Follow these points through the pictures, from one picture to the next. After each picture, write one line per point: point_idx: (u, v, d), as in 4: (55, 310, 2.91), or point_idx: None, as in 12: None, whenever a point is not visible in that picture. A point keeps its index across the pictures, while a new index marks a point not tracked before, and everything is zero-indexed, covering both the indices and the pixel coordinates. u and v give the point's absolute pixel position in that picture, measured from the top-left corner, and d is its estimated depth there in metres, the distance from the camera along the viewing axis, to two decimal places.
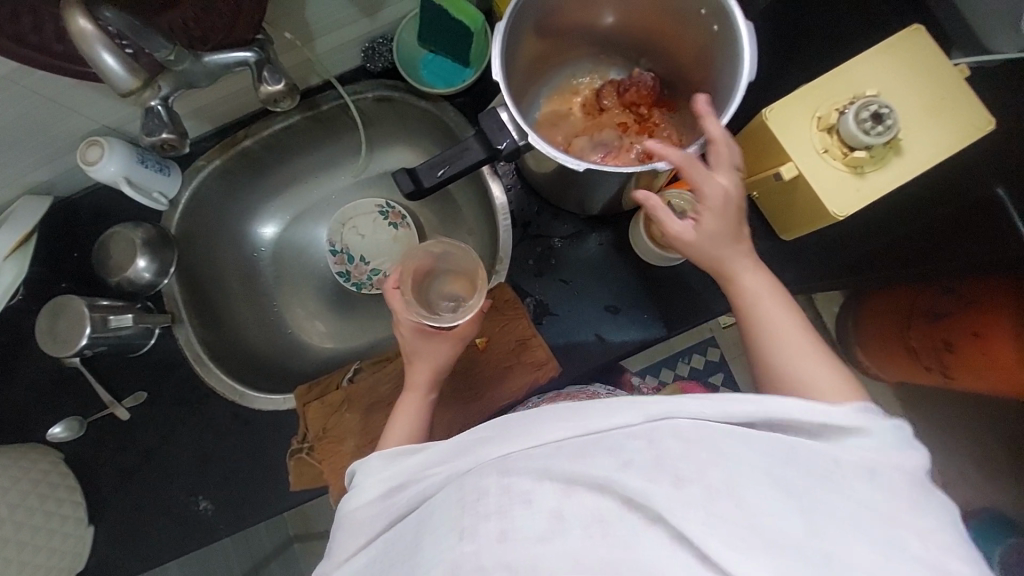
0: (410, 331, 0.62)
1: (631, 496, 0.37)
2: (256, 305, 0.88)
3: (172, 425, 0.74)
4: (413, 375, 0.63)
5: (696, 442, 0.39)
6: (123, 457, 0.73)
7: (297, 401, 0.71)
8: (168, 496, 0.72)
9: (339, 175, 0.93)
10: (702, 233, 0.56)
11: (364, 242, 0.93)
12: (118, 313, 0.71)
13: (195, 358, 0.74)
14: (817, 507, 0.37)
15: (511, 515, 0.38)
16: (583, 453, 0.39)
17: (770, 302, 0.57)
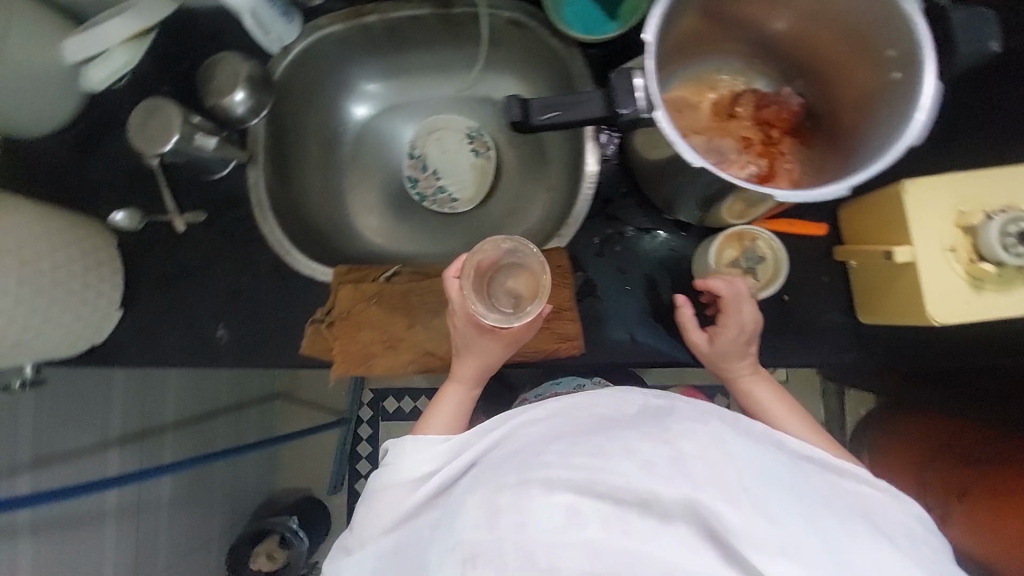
0: (463, 323, 0.64)
1: (647, 487, 0.46)
2: (325, 176, 0.90)
3: (217, 253, 0.78)
4: (460, 367, 0.66)
5: (694, 441, 0.48)
6: (167, 264, 0.78)
7: (334, 278, 0.73)
8: (194, 313, 0.77)
9: (445, 83, 0.92)
10: (717, 346, 0.63)
11: (442, 158, 0.93)
12: (204, 134, 0.73)
13: (257, 201, 0.77)
14: (813, 520, 0.45)
15: (534, 500, 0.46)
16: (595, 450, 0.49)
17: (766, 389, 0.64)
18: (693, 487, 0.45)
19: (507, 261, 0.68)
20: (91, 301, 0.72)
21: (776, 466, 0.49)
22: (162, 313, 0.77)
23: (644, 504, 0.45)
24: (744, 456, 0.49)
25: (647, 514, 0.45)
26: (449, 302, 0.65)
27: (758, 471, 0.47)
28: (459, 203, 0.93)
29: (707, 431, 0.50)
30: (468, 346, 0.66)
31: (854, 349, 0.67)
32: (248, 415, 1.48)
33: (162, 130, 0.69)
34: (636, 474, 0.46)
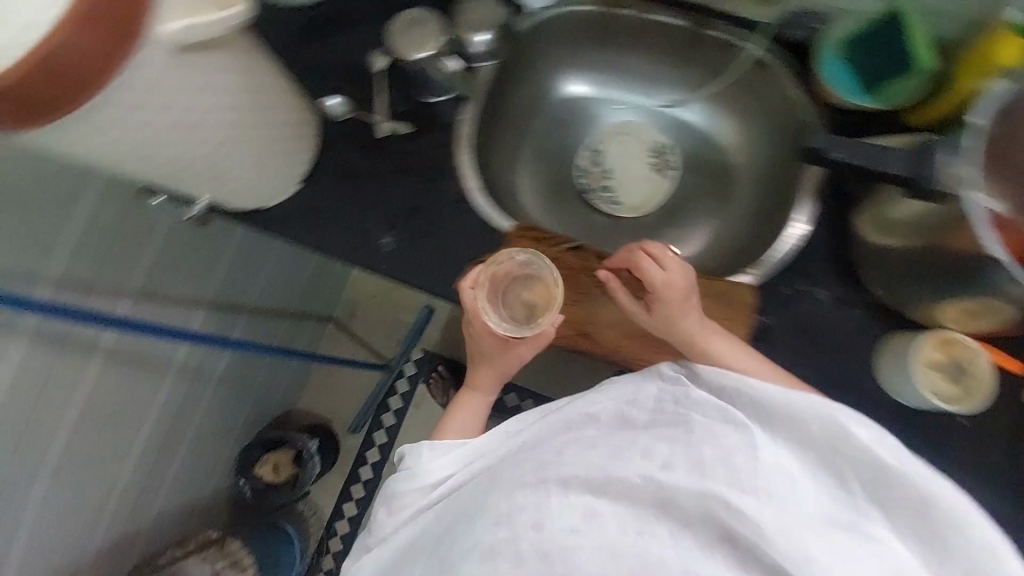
0: (485, 331, 0.74)
1: (659, 481, 0.56)
2: (512, 134, 0.93)
3: (405, 167, 0.81)
4: (483, 377, 0.78)
5: (706, 445, 0.58)
6: (356, 159, 0.81)
7: (512, 229, 0.76)
8: (367, 214, 0.80)
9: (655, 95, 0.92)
10: (671, 321, 0.68)
11: (622, 162, 0.95)
12: (449, 58, 0.75)
13: (461, 135, 0.80)
14: (830, 518, 0.53)
15: (546, 503, 0.58)
16: (605, 458, 0.60)
17: (742, 356, 0.66)
18: (705, 481, 0.54)
19: (522, 272, 0.75)
20: (286, 167, 0.75)
21: (787, 463, 0.57)
22: (336, 202, 0.81)
23: (663, 500, 0.55)
24: (765, 458, 0.56)
25: (662, 518, 0.55)
26: (467, 307, 0.73)
27: (779, 475, 0.55)
28: (620, 207, 0.94)
29: (714, 432, 0.59)
30: (489, 357, 0.77)
31: (981, 481, 0.67)
32: (306, 325, 1.50)
33: (424, 41, 0.73)
34: (642, 476, 0.57)
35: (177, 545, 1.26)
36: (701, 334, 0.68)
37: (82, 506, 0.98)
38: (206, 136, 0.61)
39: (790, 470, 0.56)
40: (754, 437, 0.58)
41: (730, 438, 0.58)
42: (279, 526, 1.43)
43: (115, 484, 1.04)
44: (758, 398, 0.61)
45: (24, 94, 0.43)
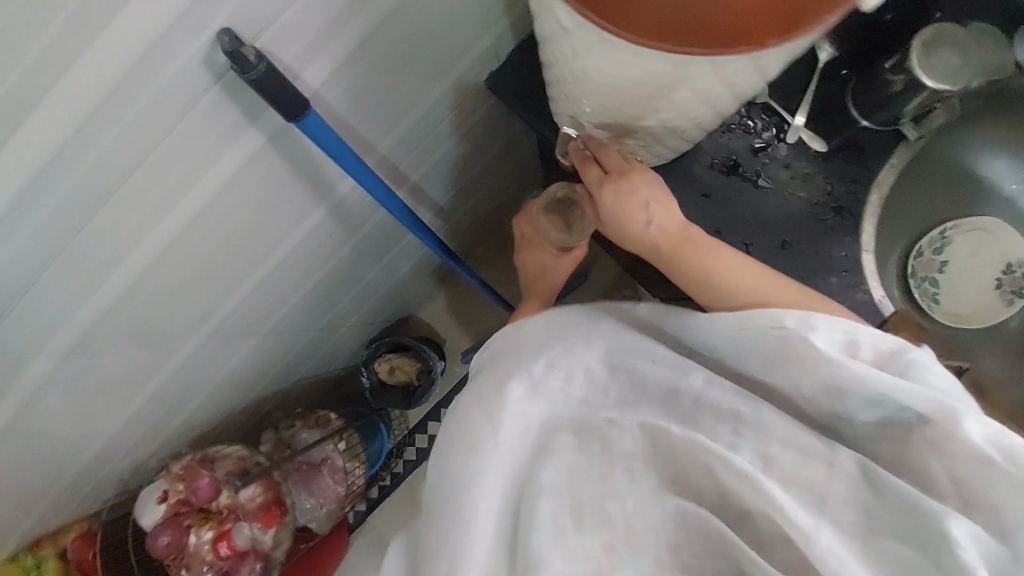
0: (533, 257, 0.82)
1: (710, 470, 0.54)
2: (909, 184, 0.74)
3: (796, 191, 0.68)
4: (540, 289, 0.83)
5: (783, 444, 0.53)
6: (743, 157, 0.68)
7: (897, 316, 0.65)
8: (733, 224, 0.68)
9: None
10: (644, 226, 0.63)
11: (963, 262, 0.83)
12: (943, 94, 0.62)
13: (882, 180, 0.67)
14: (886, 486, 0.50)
15: (573, 457, 0.59)
16: (674, 445, 0.56)
17: (726, 264, 0.60)
18: (777, 487, 0.51)
19: (562, 205, 0.77)
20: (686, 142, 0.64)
21: (852, 459, 0.52)
22: (703, 194, 0.68)
23: (727, 479, 0.53)
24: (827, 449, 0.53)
25: (690, 451, 0.55)
26: (519, 243, 0.84)
27: (844, 475, 0.51)
28: (936, 308, 0.84)
29: (787, 426, 0.54)
30: (540, 275, 0.83)
31: None
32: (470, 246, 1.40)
33: (933, 71, 0.60)
34: (725, 479, 0.53)
35: (294, 414, 1.21)
36: (647, 221, 0.63)
37: (263, 361, 0.93)
38: (687, 107, 0.52)
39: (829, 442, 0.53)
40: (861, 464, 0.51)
41: (780, 434, 0.54)
42: (373, 420, 1.30)
43: (289, 348, 0.98)
44: (804, 342, 0.53)
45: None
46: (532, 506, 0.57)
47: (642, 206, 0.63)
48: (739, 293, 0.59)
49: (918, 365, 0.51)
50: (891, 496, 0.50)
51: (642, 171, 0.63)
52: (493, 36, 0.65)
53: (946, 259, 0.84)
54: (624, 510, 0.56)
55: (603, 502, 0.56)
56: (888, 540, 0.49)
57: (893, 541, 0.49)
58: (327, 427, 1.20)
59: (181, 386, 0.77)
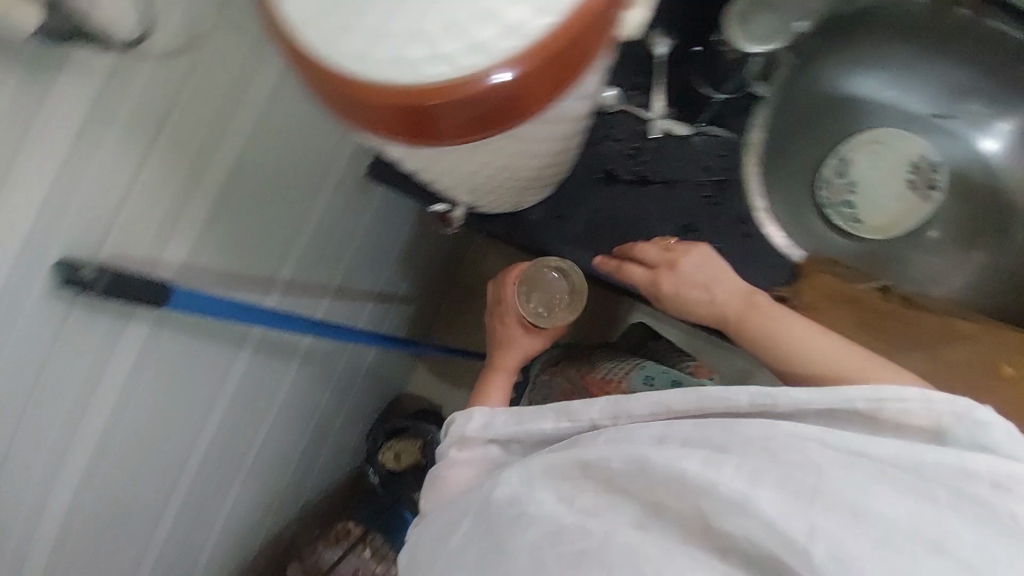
0: (509, 324, 0.75)
1: (684, 475, 0.46)
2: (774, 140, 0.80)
3: (679, 178, 0.69)
4: (505, 358, 0.74)
5: (783, 452, 0.45)
6: (618, 164, 0.70)
7: (801, 262, 0.66)
8: (629, 230, 0.70)
9: (931, 111, 0.83)
10: (709, 314, 0.63)
11: (871, 174, 0.86)
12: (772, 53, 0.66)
13: (751, 144, 0.68)
14: (907, 506, 0.40)
15: (555, 486, 0.52)
16: (655, 479, 0.48)
17: (812, 334, 0.58)
18: (773, 479, 0.43)
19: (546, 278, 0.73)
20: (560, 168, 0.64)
21: (852, 453, 0.44)
22: (597, 210, 0.70)
23: (708, 490, 0.44)
24: (838, 456, 0.44)
25: (677, 484, 0.46)
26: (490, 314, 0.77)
27: (851, 466, 0.43)
28: (862, 227, 0.84)
29: (781, 431, 0.47)
30: (507, 343, 0.75)
31: None
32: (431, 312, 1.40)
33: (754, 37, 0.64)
34: (707, 494, 0.44)
35: (315, 538, 1.21)
36: (710, 295, 0.63)
37: (253, 503, 0.93)
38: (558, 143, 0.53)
39: (833, 438, 0.46)
40: (862, 456, 0.44)
41: (784, 444, 0.46)
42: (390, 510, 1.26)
43: (276, 480, 0.98)
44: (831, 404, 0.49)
45: (400, 121, 0.35)
46: (486, 519, 0.53)
47: (700, 282, 0.63)
48: (811, 359, 0.58)
49: (973, 425, 0.45)
50: (908, 495, 0.41)
51: (684, 249, 0.64)
52: (345, 145, 0.71)
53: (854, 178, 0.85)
54: (600, 544, 0.46)
55: (575, 518, 0.49)
56: (906, 533, 0.39)
57: (909, 534, 0.39)
58: (348, 538, 1.19)
59: (172, 558, 0.78)
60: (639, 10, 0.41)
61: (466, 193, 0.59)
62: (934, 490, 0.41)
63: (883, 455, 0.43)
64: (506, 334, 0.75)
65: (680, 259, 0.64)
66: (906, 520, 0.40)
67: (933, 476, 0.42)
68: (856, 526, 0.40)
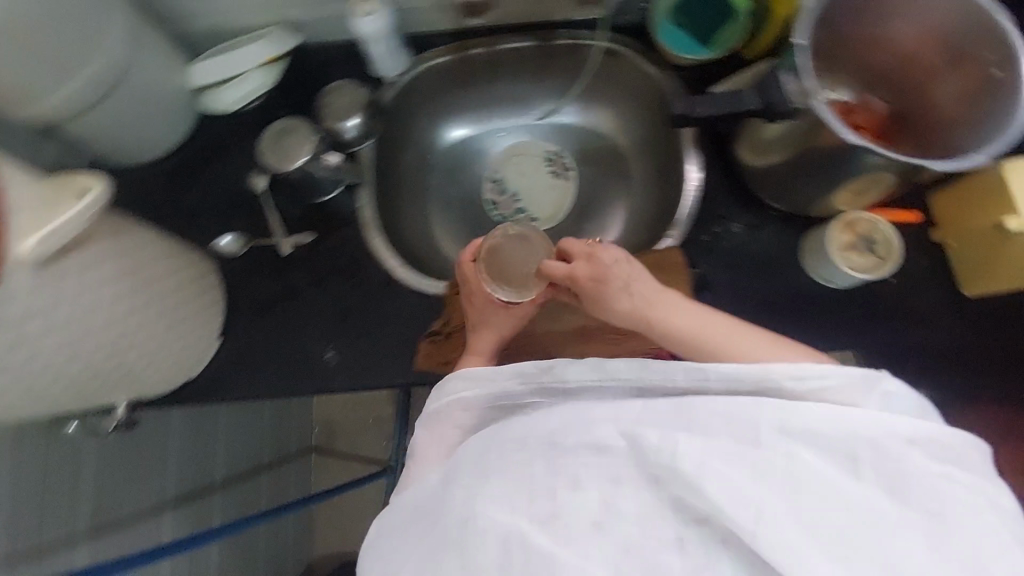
0: (482, 299, 0.69)
1: (621, 483, 0.46)
2: (417, 201, 0.90)
3: (320, 275, 0.78)
4: (478, 340, 0.68)
5: (716, 422, 0.47)
6: (265, 291, 0.77)
7: (446, 289, 0.75)
8: (299, 338, 0.76)
9: (529, 113, 0.92)
10: (623, 301, 0.62)
11: (524, 181, 0.95)
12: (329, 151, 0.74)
13: (364, 224, 0.78)
14: (904, 495, 0.43)
15: (498, 507, 0.47)
16: (617, 472, 0.47)
17: (710, 321, 0.60)
18: (707, 458, 0.45)
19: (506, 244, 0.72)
20: (199, 325, 0.71)
21: (784, 419, 0.47)
22: (266, 336, 0.76)
23: (646, 483, 0.46)
24: (799, 427, 0.47)
25: (636, 469, 0.47)
26: (462, 277, 0.70)
27: (774, 428, 0.46)
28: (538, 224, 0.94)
29: (722, 402, 0.49)
30: (479, 322, 0.69)
31: (948, 327, 0.73)
32: (290, 471, 1.36)
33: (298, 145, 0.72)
34: (642, 484, 0.46)
35: None
36: (629, 294, 0.62)
37: None
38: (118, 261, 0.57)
39: (755, 410, 0.48)
40: (790, 425, 0.47)
41: (723, 419, 0.48)
42: None
43: None
44: (785, 380, 0.51)
45: None
46: (439, 538, 0.48)
47: (613, 266, 0.63)
48: (691, 340, 0.59)
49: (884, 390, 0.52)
50: (870, 474, 0.45)
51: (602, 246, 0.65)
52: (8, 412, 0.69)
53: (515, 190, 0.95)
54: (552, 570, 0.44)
55: (534, 527, 0.45)
56: (867, 510, 0.43)
57: (907, 510, 0.43)
58: None
59: None
60: (26, 241, 0.45)
61: (125, 388, 0.66)
62: (898, 476, 0.44)
63: (819, 425, 0.47)
64: (484, 318, 0.69)
65: (600, 249, 0.65)
66: (852, 472, 0.45)
67: (898, 449, 0.46)
68: (825, 506, 0.43)
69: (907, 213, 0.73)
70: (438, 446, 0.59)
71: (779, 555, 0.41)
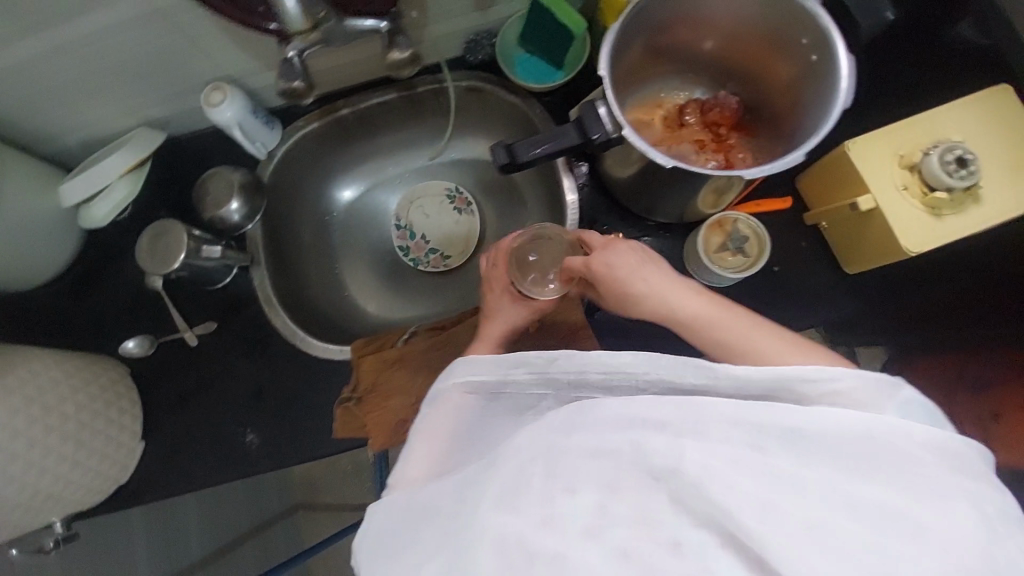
0: (503, 292, 0.72)
1: (626, 485, 0.46)
2: (324, 262, 0.92)
3: (230, 359, 0.79)
4: (487, 329, 0.71)
5: (717, 430, 0.44)
6: (180, 383, 0.79)
7: (353, 354, 0.76)
8: (219, 423, 0.78)
9: (418, 156, 0.96)
10: (640, 294, 0.62)
11: (428, 220, 0.96)
12: (208, 244, 0.76)
13: (264, 299, 0.80)
14: (920, 492, 0.41)
15: (507, 518, 0.48)
16: (612, 478, 0.46)
17: (775, 342, 0.54)
18: (716, 464, 0.43)
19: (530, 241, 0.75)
20: (108, 435, 0.73)
21: (797, 419, 0.44)
22: (187, 427, 0.78)
23: (648, 484, 0.45)
24: (818, 427, 0.43)
25: (638, 475, 0.46)
26: (492, 272, 0.74)
27: (785, 427, 0.44)
28: (448, 261, 0.95)
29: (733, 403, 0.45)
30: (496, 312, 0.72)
31: (841, 302, 0.74)
32: (274, 536, 1.38)
33: (168, 250, 0.73)
34: (643, 486, 0.46)
35: None
36: (645, 285, 0.62)
37: None
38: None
39: (766, 417, 0.44)
40: (801, 429, 0.44)
41: (730, 418, 0.45)
42: None
43: None
44: (815, 380, 0.47)
45: None
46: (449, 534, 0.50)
47: (632, 254, 0.64)
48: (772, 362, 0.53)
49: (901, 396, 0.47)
50: (877, 470, 0.42)
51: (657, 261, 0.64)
52: None
53: (422, 232, 0.96)
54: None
55: (541, 534, 0.46)
56: (870, 507, 0.41)
57: (929, 517, 0.40)
58: None
59: None
60: None
61: (56, 509, 0.69)
62: (902, 475, 0.42)
63: (831, 424, 0.43)
64: (496, 307, 0.72)
65: (614, 241, 0.66)
66: (861, 470, 0.42)
67: (911, 450, 0.42)
68: (824, 500, 0.41)
69: (776, 201, 0.75)
70: (422, 454, 0.60)
71: (774, 554, 0.40)
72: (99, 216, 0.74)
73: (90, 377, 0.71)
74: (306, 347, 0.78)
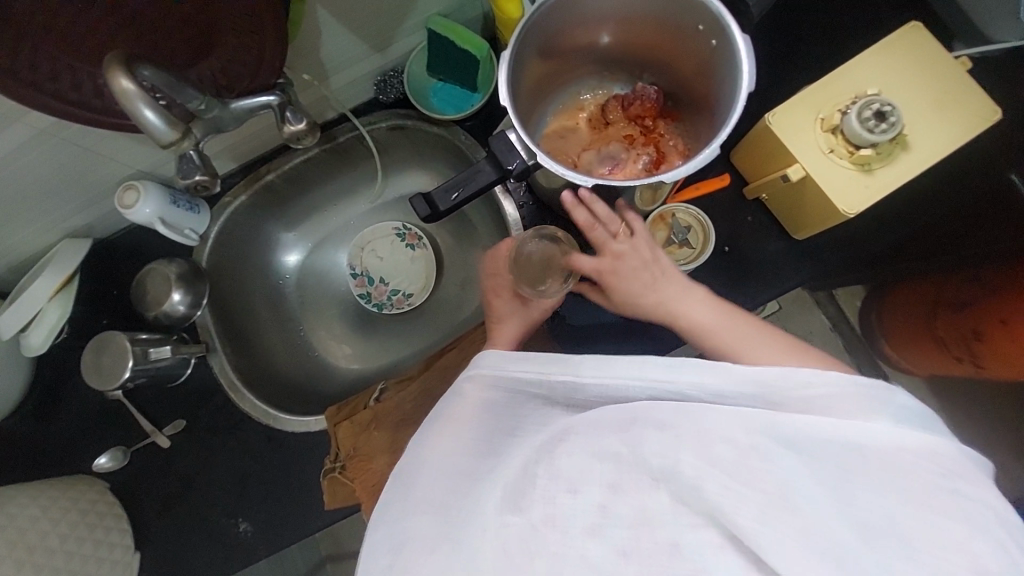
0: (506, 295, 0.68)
1: (623, 488, 0.43)
2: (285, 329, 0.91)
3: (209, 451, 0.78)
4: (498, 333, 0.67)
5: (716, 437, 0.42)
6: (164, 485, 0.78)
7: (327, 423, 0.76)
8: (211, 518, 0.77)
9: (357, 202, 0.93)
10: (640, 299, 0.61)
11: (381, 264, 0.93)
12: (156, 345, 0.75)
13: (229, 385, 0.78)
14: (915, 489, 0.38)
15: (498, 539, 0.44)
16: (613, 478, 0.44)
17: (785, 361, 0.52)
18: (718, 449, 0.41)
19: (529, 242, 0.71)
20: (101, 559, 0.70)
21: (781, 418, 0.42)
22: (181, 529, 0.77)
23: (647, 487, 0.42)
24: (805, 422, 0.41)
25: (637, 476, 0.43)
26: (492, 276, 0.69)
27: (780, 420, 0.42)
28: (410, 301, 0.92)
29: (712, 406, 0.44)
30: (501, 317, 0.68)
31: (798, 267, 0.74)
32: None
33: (115, 361, 0.72)
34: (642, 490, 0.43)
35: None
36: (648, 291, 0.61)
37: None
38: None
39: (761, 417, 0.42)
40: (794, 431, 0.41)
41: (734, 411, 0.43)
42: None
43: None
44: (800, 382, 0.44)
45: None
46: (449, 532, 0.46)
47: (646, 260, 0.61)
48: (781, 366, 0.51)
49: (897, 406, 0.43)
50: (871, 459, 0.40)
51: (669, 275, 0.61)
52: None
53: (379, 275, 0.93)
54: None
55: (541, 543, 0.43)
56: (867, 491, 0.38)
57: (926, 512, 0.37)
58: None
59: None
60: None
61: None
62: (894, 480, 0.39)
63: (821, 420, 0.41)
64: (504, 311, 0.68)
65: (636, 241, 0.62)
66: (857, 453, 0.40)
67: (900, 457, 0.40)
68: (826, 477, 0.39)
69: (713, 180, 0.74)
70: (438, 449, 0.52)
71: (774, 555, 0.37)
72: (39, 341, 0.72)
73: (68, 505, 0.69)
74: (282, 424, 0.77)
